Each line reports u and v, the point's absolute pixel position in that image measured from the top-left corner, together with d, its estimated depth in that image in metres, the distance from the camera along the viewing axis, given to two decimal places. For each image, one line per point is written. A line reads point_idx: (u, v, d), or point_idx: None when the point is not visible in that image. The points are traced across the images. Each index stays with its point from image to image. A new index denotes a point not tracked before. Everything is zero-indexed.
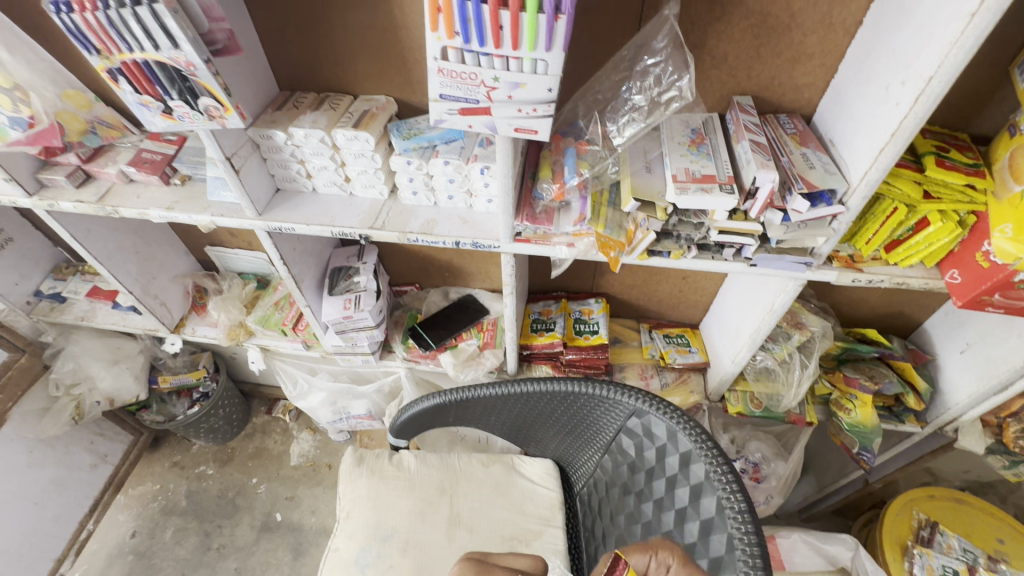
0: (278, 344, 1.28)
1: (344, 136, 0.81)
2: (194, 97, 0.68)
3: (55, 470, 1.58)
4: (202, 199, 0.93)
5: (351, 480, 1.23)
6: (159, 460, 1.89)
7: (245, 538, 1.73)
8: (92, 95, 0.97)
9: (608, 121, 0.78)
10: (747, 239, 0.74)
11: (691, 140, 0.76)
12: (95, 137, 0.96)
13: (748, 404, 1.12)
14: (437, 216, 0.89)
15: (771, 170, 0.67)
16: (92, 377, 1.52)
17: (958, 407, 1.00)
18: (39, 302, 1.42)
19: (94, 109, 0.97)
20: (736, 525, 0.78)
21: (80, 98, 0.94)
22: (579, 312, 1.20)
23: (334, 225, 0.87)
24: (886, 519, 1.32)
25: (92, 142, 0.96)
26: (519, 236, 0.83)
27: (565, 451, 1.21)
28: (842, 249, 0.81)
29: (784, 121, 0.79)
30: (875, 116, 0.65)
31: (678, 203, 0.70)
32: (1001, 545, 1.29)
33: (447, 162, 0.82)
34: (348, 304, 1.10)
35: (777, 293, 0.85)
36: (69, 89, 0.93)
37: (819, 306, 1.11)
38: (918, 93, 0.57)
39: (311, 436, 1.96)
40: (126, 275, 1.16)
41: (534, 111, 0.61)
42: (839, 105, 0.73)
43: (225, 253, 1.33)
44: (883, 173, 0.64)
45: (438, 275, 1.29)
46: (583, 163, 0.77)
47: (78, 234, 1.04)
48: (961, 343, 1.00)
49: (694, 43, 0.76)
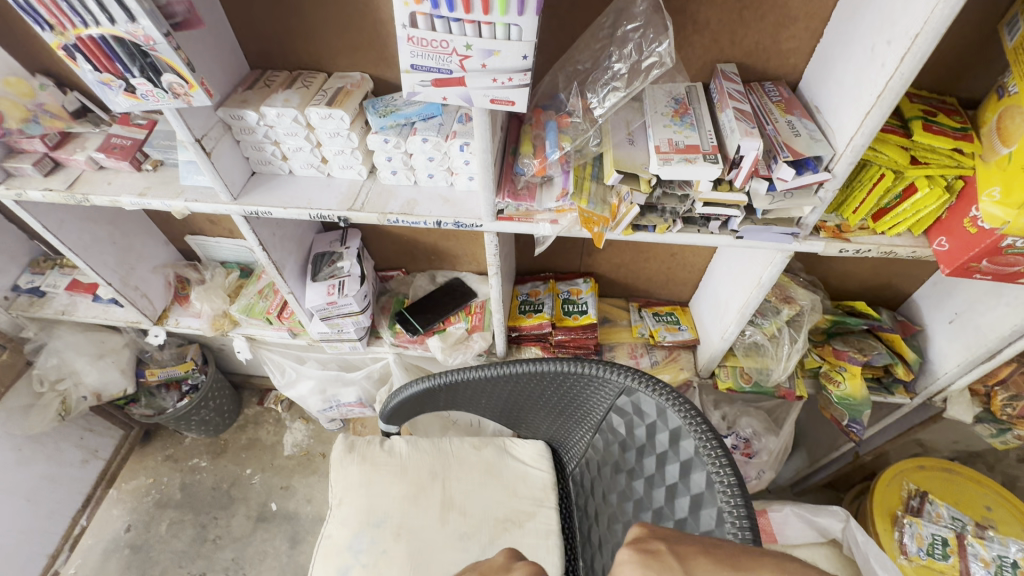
0: (263, 333, 1.26)
1: (318, 114, 0.79)
2: (156, 74, 0.65)
3: (46, 466, 1.57)
4: (175, 185, 0.90)
5: (343, 468, 1.22)
6: (151, 453, 1.87)
7: (241, 528, 1.73)
8: (36, 82, 0.91)
9: (588, 92, 0.76)
10: (732, 210, 0.73)
11: (674, 110, 0.74)
12: (37, 126, 0.89)
13: (738, 379, 1.11)
14: (418, 195, 0.87)
15: (756, 137, 0.65)
16: (78, 372, 1.50)
17: (947, 376, 1.00)
18: (18, 297, 1.39)
19: (38, 96, 0.91)
20: (726, 498, 0.78)
21: (21, 85, 0.90)
22: (567, 292, 1.19)
23: (312, 208, 0.85)
24: (877, 490, 1.33)
25: (34, 130, 0.89)
26: (502, 213, 0.81)
27: (557, 432, 1.21)
28: (829, 219, 0.79)
29: (769, 89, 0.77)
30: (860, 80, 0.63)
31: (661, 174, 0.69)
32: (989, 512, 1.31)
33: (426, 139, 0.79)
34: (332, 290, 1.08)
35: (764, 266, 0.85)
36: (11, 77, 0.89)
37: (807, 280, 1.10)
38: (904, 52, 0.55)
39: (304, 426, 1.95)
40: (103, 266, 1.13)
41: (509, 80, 0.59)
42: (824, 70, 0.71)
43: (206, 242, 1.30)
44: (869, 138, 0.63)
45: (424, 259, 1.27)
46: (564, 137, 0.75)
47: (50, 225, 1.01)
48: (949, 313, 1.00)
49: (675, 9, 0.73)
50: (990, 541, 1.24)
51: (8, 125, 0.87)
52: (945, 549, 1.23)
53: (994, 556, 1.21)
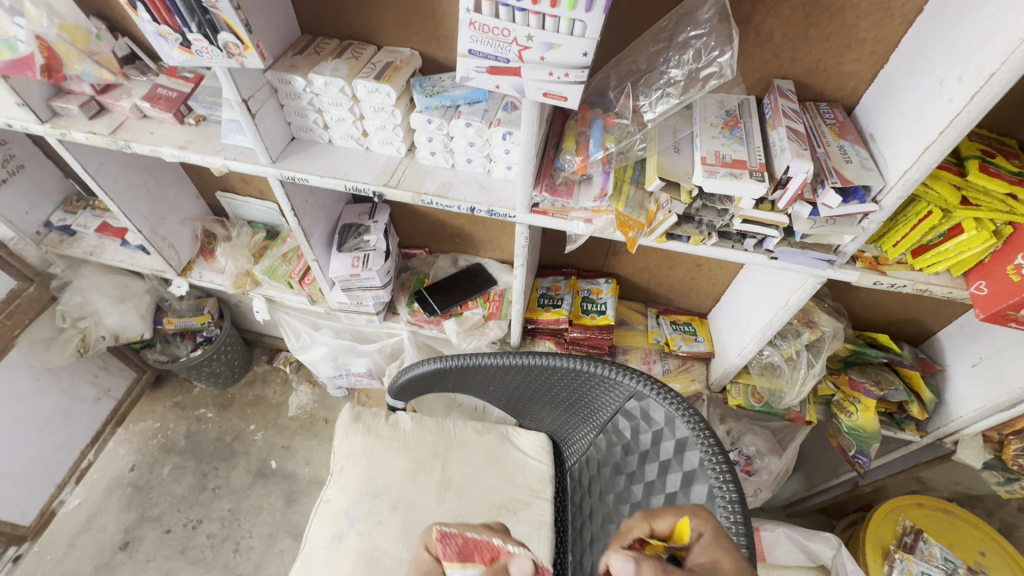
0: (283, 296, 1.27)
1: (366, 88, 0.79)
2: (213, 31, 0.66)
3: (59, 399, 1.60)
4: (216, 142, 0.91)
5: (347, 436, 1.24)
6: (160, 398, 1.92)
7: (240, 481, 1.78)
8: (92, 32, 0.90)
9: (640, 95, 0.75)
10: (771, 231, 0.72)
11: (724, 122, 0.73)
12: (89, 74, 0.90)
13: (748, 398, 1.11)
14: (453, 178, 0.87)
15: (806, 159, 0.64)
16: (99, 312, 1.53)
17: (961, 419, 0.99)
18: (49, 233, 1.42)
19: (92, 46, 0.90)
20: (726, 513, 0.79)
21: (77, 32, 0.88)
22: (588, 291, 1.18)
23: (348, 180, 0.85)
24: (873, 521, 1.33)
25: (86, 78, 0.90)
26: (536, 206, 0.81)
27: (560, 426, 1.22)
28: (867, 250, 0.78)
29: (824, 111, 0.75)
30: (922, 113, 0.61)
31: (705, 186, 0.68)
32: (983, 557, 1.30)
33: (469, 125, 0.79)
34: (356, 262, 1.08)
35: (794, 288, 0.84)
36: (68, 22, 0.86)
37: (833, 306, 1.08)
38: (974, 90, 0.54)
39: (310, 389, 1.98)
40: (136, 213, 1.15)
41: (566, 76, 0.58)
42: (885, 99, 0.70)
43: (236, 200, 1.31)
44: (924, 174, 0.62)
45: (449, 241, 1.27)
46: (609, 137, 0.74)
47: (90, 167, 1.02)
48: (973, 357, 0.99)
49: (739, 18, 0.72)
50: None
51: (69, 71, 0.89)
52: None
53: None
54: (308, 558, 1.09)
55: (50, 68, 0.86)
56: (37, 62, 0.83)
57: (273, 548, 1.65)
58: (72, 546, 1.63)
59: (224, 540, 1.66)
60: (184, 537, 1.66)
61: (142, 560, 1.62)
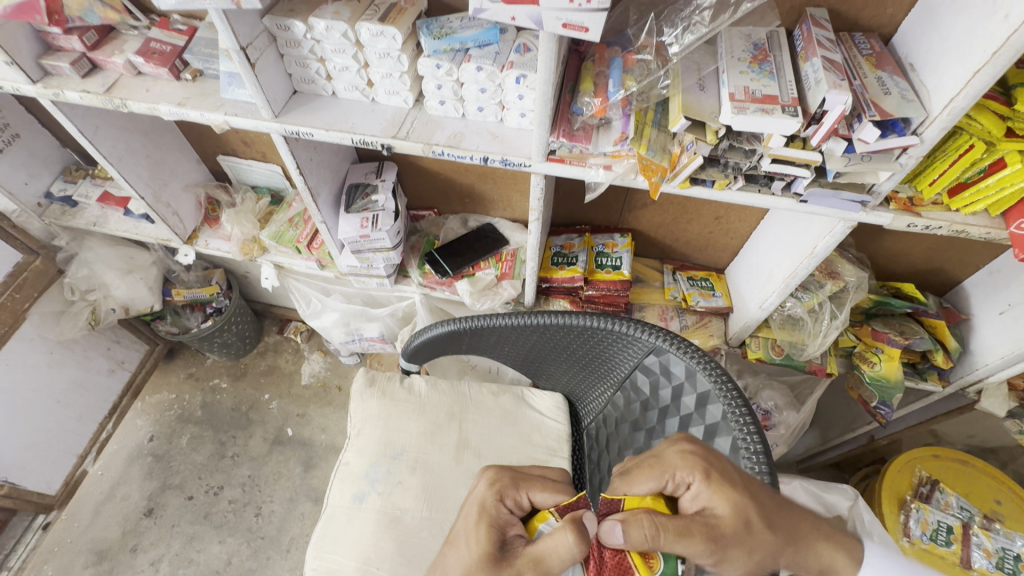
0: (292, 262, 1.26)
1: (369, 31, 0.74)
2: None
3: (75, 372, 1.60)
4: (215, 97, 0.87)
5: (363, 400, 1.24)
6: (174, 371, 1.94)
7: (258, 449, 1.79)
8: None
9: (662, 31, 0.70)
10: (802, 170, 0.68)
11: (752, 56, 0.68)
12: (93, 15, 0.87)
13: (769, 351, 1.10)
14: (465, 129, 0.83)
15: (844, 90, 0.59)
16: (107, 285, 1.52)
17: (986, 368, 0.97)
18: (51, 205, 1.40)
19: None
20: (750, 464, 0.77)
21: None
22: (602, 246, 1.16)
23: (355, 132, 0.82)
24: (888, 474, 1.32)
25: (92, 20, 0.87)
26: (553, 154, 0.77)
27: (576, 385, 1.21)
28: (902, 190, 0.74)
29: (860, 40, 0.71)
30: (972, 34, 0.57)
31: (733, 124, 0.64)
32: (998, 505, 1.30)
33: (480, 69, 0.75)
34: (365, 223, 1.05)
35: (821, 235, 0.81)
36: None
37: (856, 256, 1.06)
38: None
39: (321, 357, 1.99)
40: (137, 178, 1.12)
41: (587, 2, 0.55)
42: (928, 26, 0.65)
43: (238, 164, 1.28)
44: (971, 100, 0.58)
45: (458, 201, 1.24)
46: (629, 76, 0.70)
47: (86, 130, 0.99)
48: (1001, 304, 0.96)
49: None
50: (995, 533, 1.22)
51: (72, 14, 0.85)
52: (949, 536, 1.21)
53: (997, 548, 1.19)
54: (331, 517, 1.10)
55: (54, 12, 0.82)
56: (42, 6, 0.80)
57: (294, 511, 1.68)
58: (98, 514, 1.66)
59: (246, 505, 1.69)
60: (207, 503, 1.69)
61: (166, 526, 1.65)
